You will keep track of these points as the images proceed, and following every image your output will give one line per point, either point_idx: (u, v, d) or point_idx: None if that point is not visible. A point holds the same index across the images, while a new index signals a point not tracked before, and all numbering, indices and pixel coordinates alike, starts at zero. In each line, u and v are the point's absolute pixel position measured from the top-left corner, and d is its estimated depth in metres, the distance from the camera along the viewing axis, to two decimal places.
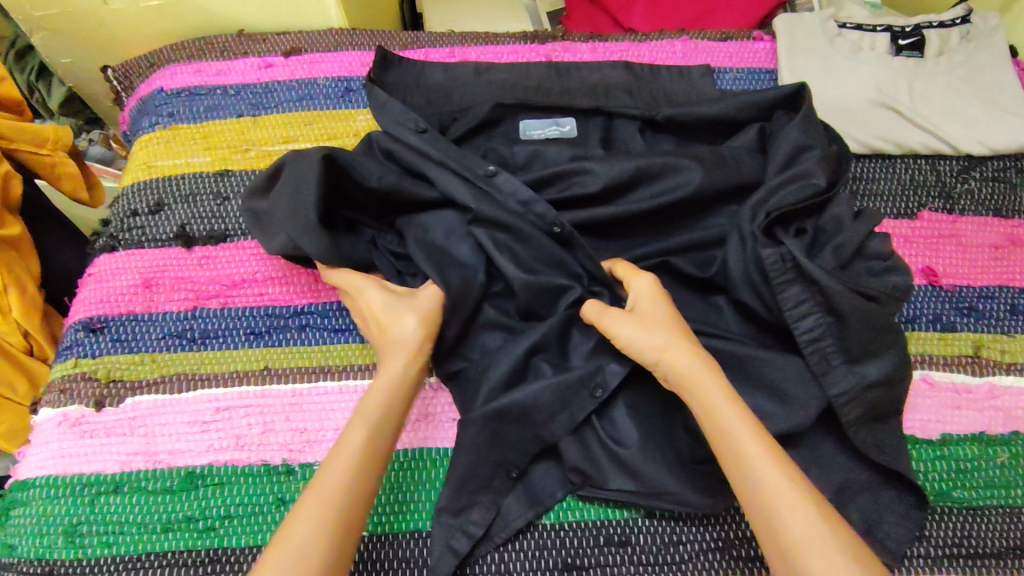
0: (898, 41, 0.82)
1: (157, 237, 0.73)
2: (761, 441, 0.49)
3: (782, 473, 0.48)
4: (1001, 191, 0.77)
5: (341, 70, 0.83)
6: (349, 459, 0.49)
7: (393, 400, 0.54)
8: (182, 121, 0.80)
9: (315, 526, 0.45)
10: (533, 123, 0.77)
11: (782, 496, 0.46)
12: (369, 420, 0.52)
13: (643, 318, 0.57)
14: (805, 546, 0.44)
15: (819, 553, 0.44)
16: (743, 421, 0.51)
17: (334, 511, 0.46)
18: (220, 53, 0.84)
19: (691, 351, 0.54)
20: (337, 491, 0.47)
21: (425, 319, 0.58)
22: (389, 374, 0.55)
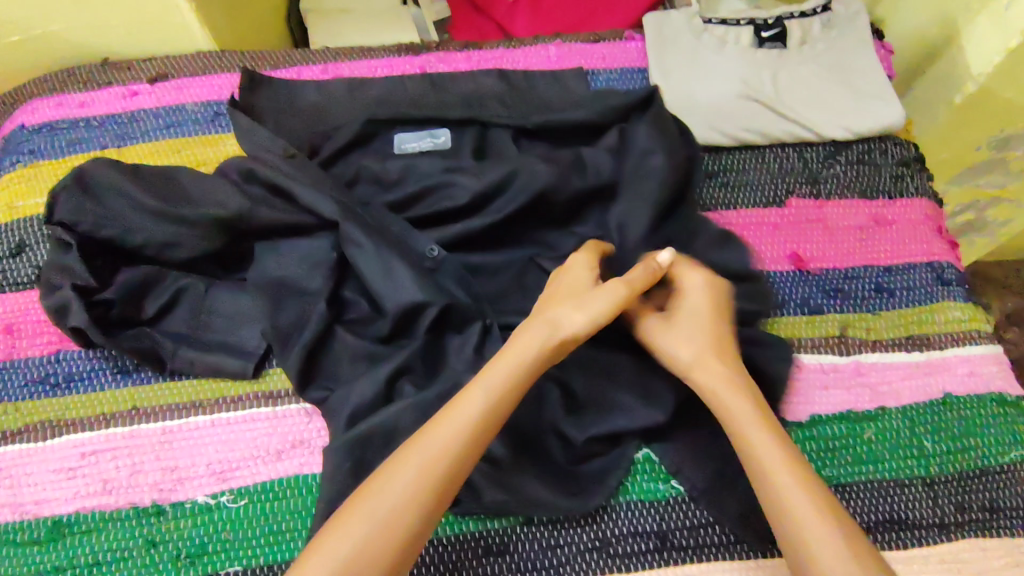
0: (761, 34, 0.84)
1: (17, 281, 0.70)
2: (785, 447, 0.53)
3: (790, 458, 0.52)
4: (866, 173, 0.80)
5: (211, 94, 0.81)
6: (460, 428, 0.51)
7: (511, 379, 0.54)
8: (43, 157, 0.77)
9: (401, 492, 0.48)
10: (408, 137, 0.77)
11: (788, 481, 0.50)
12: (490, 392, 0.53)
13: (682, 325, 0.61)
14: (805, 520, 0.48)
15: (814, 528, 0.47)
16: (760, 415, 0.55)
17: (415, 507, 0.48)
18: (83, 84, 0.82)
19: (727, 371, 0.58)
20: (413, 490, 0.48)
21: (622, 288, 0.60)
22: (503, 361, 0.55)
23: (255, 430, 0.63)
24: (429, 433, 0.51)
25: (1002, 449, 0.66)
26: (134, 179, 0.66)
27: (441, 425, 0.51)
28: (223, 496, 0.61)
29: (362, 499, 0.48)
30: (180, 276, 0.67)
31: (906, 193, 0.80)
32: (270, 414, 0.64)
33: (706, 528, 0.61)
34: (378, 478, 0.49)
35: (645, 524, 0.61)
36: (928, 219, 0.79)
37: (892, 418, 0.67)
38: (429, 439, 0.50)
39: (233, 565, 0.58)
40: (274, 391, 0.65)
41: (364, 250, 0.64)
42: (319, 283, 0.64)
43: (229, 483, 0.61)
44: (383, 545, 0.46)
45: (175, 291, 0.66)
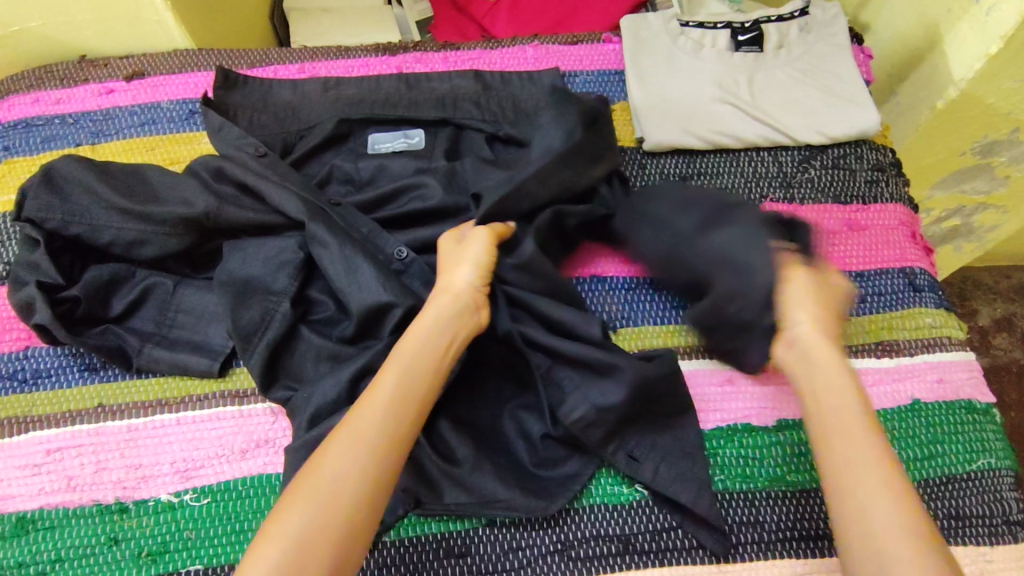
0: (738, 37, 0.83)
1: None
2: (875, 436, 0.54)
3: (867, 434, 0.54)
4: (840, 177, 0.80)
5: (186, 92, 0.81)
6: (385, 402, 0.53)
7: (425, 359, 0.56)
8: (18, 154, 0.77)
9: (341, 471, 0.49)
10: (381, 137, 0.78)
11: (863, 454, 0.53)
12: (406, 363, 0.56)
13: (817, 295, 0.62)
14: (870, 498, 0.50)
15: (876, 504, 0.50)
16: (851, 386, 0.57)
17: (352, 488, 0.49)
18: (60, 81, 0.82)
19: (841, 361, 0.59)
20: (349, 471, 0.49)
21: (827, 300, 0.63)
22: (414, 344, 0.57)
23: (220, 429, 0.63)
24: (353, 420, 0.52)
25: (970, 457, 0.66)
26: (103, 176, 0.66)
27: (365, 406, 0.53)
28: (186, 494, 0.61)
29: (301, 491, 0.48)
30: (149, 274, 0.67)
31: (880, 199, 0.80)
32: (235, 413, 0.64)
33: (669, 532, 0.61)
34: (314, 465, 0.49)
35: (608, 527, 0.61)
36: (902, 224, 0.79)
37: None
38: (357, 422, 0.51)
39: (193, 564, 0.58)
40: (240, 390, 0.65)
41: (325, 252, 0.64)
42: (284, 283, 0.64)
43: (192, 481, 0.61)
44: (324, 525, 0.47)
45: (143, 289, 0.66)
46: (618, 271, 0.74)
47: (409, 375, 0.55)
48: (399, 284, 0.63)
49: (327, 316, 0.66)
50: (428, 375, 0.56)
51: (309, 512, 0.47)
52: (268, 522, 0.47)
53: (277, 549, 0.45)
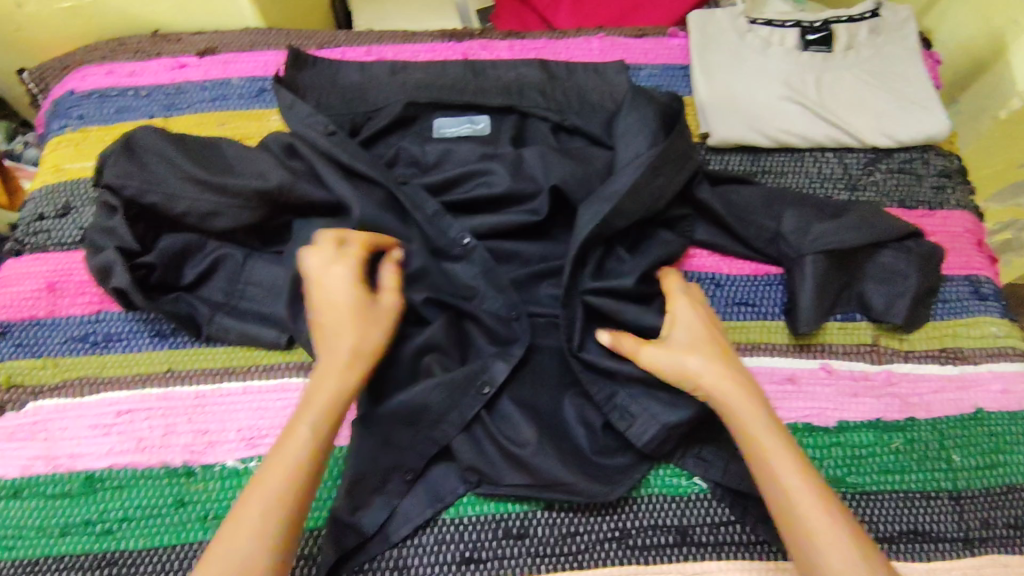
0: (807, 37, 0.83)
1: (63, 240, 0.72)
2: (786, 448, 0.52)
3: (783, 451, 0.52)
4: (906, 181, 0.79)
5: (256, 70, 0.82)
6: (304, 447, 0.52)
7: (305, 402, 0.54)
8: (92, 123, 0.79)
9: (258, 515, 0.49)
10: (447, 121, 0.79)
11: (785, 477, 0.51)
12: (318, 405, 0.54)
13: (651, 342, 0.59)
14: (807, 519, 0.49)
15: (816, 521, 0.49)
16: (739, 387, 0.55)
17: (277, 527, 0.49)
18: (134, 55, 0.84)
19: (728, 373, 0.56)
20: (272, 515, 0.49)
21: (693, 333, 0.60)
22: (329, 383, 0.55)
23: (286, 400, 0.64)
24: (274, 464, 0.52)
25: None
26: (180, 147, 0.67)
27: (287, 446, 0.52)
28: (252, 461, 0.62)
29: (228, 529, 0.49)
30: (220, 246, 0.68)
31: (946, 205, 0.79)
32: (301, 385, 0.65)
33: (727, 526, 0.61)
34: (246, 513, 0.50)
35: (667, 517, 0.61)
36: (968, 232, 0.78)
37: (921, 430, 0.66)
38: (275, 477, 0.51)
39: None
40: (306, 363, 0.66)
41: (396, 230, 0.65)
42: None
43: (258, 449, 0.62)
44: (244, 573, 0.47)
45: (214, 260, 0.67)
46: (699, 263, 0.73)
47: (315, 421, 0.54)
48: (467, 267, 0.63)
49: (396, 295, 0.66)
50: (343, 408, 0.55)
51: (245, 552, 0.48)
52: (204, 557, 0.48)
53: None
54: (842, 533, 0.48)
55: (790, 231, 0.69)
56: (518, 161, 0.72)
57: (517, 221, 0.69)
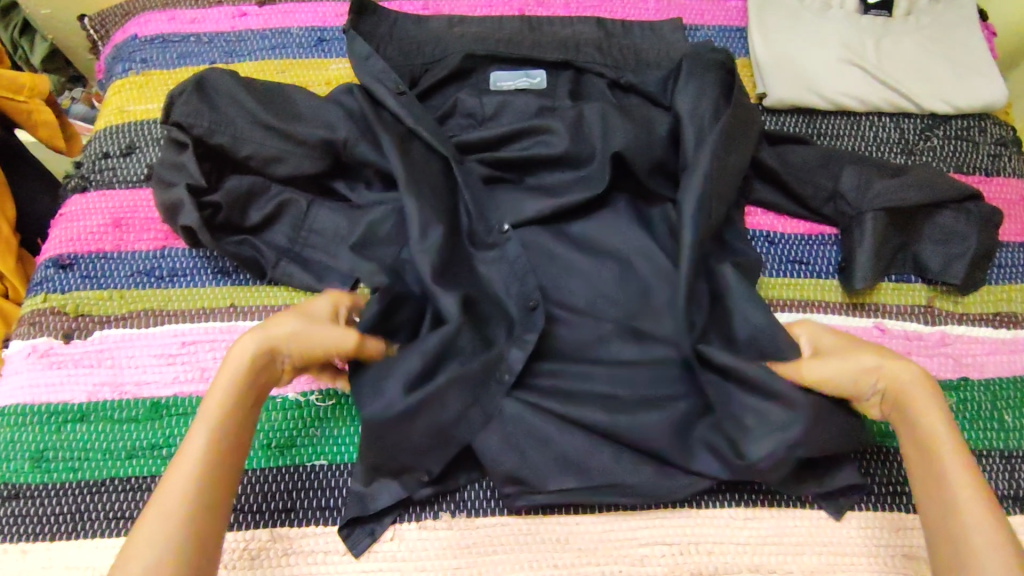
0: (867, 1, 0.82)
1: (128, 178, 0.74)
2: (961, 454, 0.52)
3: (958, 459, 0.52)
4: (963, 148, 0.79)
5: (315, 20, 0.84)
6: (205, 441, 0.50)
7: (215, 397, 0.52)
8: (154, 67, 0.80)
9: (166, 518, 0.46)
10: (503, 75, 0.79)
11: (966, 493, 0.50)
12: (219, 398, 0.52)
13: (833, 351, 0.59)
14: (975, 528, 0.49)
15: (981, 531, 0.48)
16: (923, 392, 0.56)
17: (180, 518, 0.46)
18: (195, 3, 0.85)
19: (911, 370, 0.57)
20: (180, 497, 0.47)
21: (860, 343, 0.60)
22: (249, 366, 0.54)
23: None
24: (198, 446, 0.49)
25: None
26: (253, 90, 0.69)
27: (184, 450, 0.49)
28: (312, 395, 0.63)
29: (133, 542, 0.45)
30: (283, 190, 0.70)
31: (1003, 173, 0.78)
32: None
33: None
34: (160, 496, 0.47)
35: None
36: None
37: (975, 390, 0.66)
38: (177, 475, 0.48)
39: (318, 460, 0.61)
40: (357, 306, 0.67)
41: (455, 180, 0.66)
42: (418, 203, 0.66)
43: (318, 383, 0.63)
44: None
45: (280, 202, 0.69)
46: (753, 223, 0.73)
47: (222, 421, 0.51)
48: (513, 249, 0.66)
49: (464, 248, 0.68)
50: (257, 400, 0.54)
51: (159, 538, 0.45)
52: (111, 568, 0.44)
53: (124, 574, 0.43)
54: (1006, 548, 0.47)
55: (847, 191, 0.70)
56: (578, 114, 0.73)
57: (574, 192, 0.70)
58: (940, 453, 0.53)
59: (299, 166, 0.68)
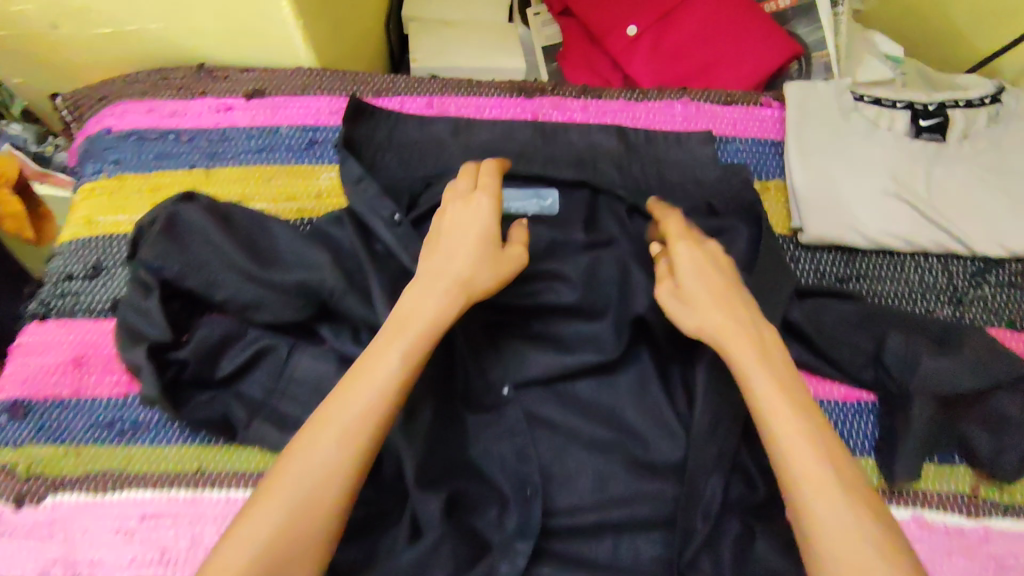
0: (920, 122, 0.74)
1: (91, 307, 0.67)
2: (794, 414, 0.49)
3: (793, 416, 0.49)
4: (1018, 298, 0.71)
5: (308, 117, 0.75)
6: (383, 375, 0.51)
7: (415, 332, 0.53)
8: (128, 169, 0.72)
9: (331, 446, 0.49)
10: (511, 193, 0.70)
11: (803, 458, 0.47)
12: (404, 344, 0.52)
13: (692, 292, 0.55)
14: (817, 494, 0.46)
15: (828, 498, 0.46)
16: (753, 352, 0.52)
17: (348, 445, 0.49)
18: (177, 91, 0.76)
19: (744, 332, 0.53)
20: (353, 425, 0.49)
21: (716, 288, 0.55)
22: (427, 308, 0.54)
23: None
24: (348, 388, 0.50)
25: None
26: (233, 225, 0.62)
27: (364, 376, 0.51)
28: None
29: (290, 464, 0.48)
30: (261, 335, 0.63)
31: None
32: None
33: None
34: (308, 438, 0.49)
35: None
36: None
37: None
38: (353, 396, 0.50)
39: None
40: None
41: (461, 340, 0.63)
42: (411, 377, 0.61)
43: None
44: (304, 513, 0.46)
45: (256, 351, 0.62)
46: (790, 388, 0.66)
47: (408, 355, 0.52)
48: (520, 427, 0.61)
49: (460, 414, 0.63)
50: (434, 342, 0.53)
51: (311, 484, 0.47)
52: (263, 485, 0.48)
53: (275, 521, 0.46)
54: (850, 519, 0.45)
55: (893, 363, 0.63)
56: (591, 260, 0.67)
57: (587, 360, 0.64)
58: (770, 412, 0.49)
59: (280, 317, 0.62)
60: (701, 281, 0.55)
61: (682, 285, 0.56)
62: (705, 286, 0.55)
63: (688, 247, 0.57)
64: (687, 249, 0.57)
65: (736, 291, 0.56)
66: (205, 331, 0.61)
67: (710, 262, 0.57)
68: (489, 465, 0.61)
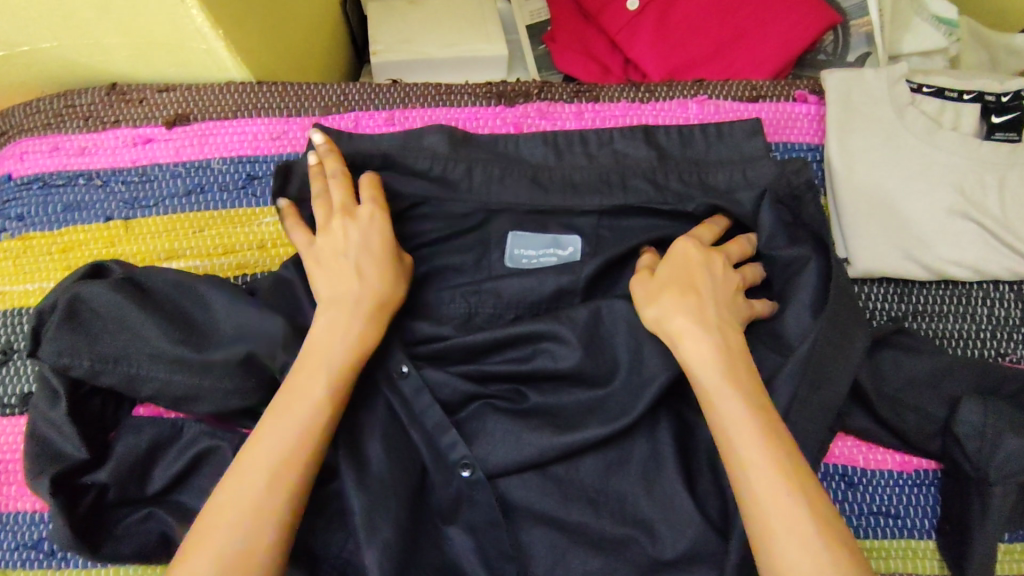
0: (990, 119, 0.60)
1: (2, 401, 0.57)
2: (764, 437, 0.43)
3: (760, 441, 0.43)
4: None
5: (243, 147, 0.63)
6: (298, 419, 0.45)
7: (329, 369, 0.47)
8: (35, 226, 0.61)
9: (242, 501, 0.42)
10: (525, 241, 0.57)
11: (771, 488, 0.41)
12: (321, 380, 0.46)
13: (666, 286, 0.50)
14: (784, 532, 0.40)
15: (797, 538, 0.40)
16: (720, 364, 0.46)
17: (262, 507, 0.42)
18: (83, 121, 0.63)
19: (712, 341, 0.47)
20: (264, 479, 0.42)
21: (692, 286, 0.49)
22: (336, 339, 0.48)
23: None
24: (273, 421, 0.45)
25: None
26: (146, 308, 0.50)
27: (275, 419, 0.45)
28: None
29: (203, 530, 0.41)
30: (198, 436, 0.52)
31: None
32: None
33: None
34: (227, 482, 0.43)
35: None
36: None
37: None
38: (262, 445, 0.44)
39: None
40: None
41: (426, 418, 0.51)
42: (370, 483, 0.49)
43: None
44: None
45: (192, 458, 0.51)
46: (835, 454, 0.56)
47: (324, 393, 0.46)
48: (517, 535, 0.51)
49: (445, 518, 0.51)
50: (352, 370, 0.47)
51: (226, 538, 0.41)
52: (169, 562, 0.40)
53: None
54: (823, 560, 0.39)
55: (963, 433, 0.51)
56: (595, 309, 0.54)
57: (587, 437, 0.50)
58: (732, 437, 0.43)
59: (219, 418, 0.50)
60: (686, 273, 0.50)
61: (658, 275, 0.51)
62: (685, 276, 0.50)
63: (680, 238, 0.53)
64: (679, 240, 0.52)
65: (723, 294, 0.50)
66: (133, 441, 0.52)
67: (702, 251, 0.52)
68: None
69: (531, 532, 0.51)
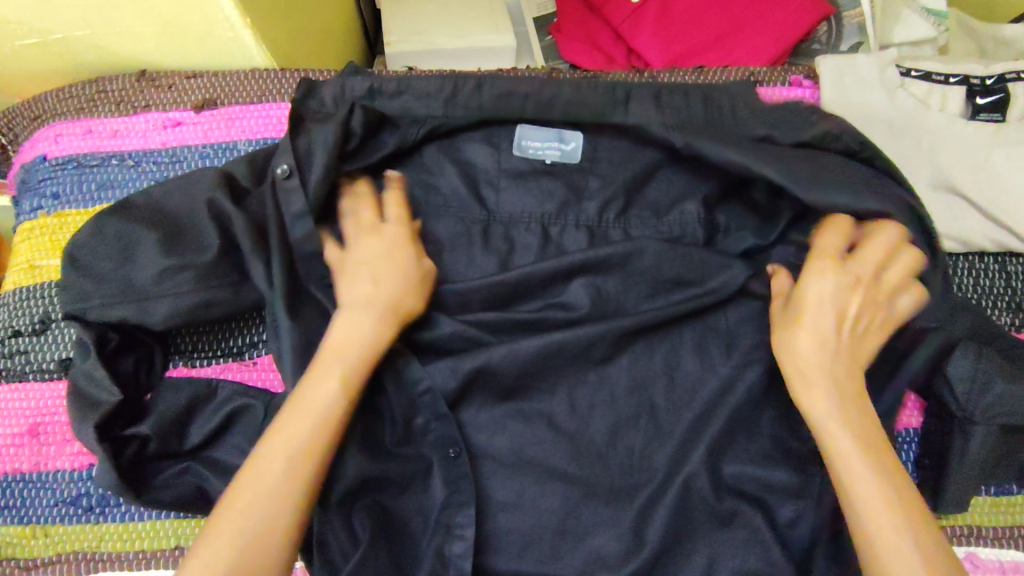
0: (975, 100, 0.64)
1: (42, 367, 0.60)
2: (870, 461, 0.45)
3: (872, 467, 0.45)
4: None
5: (268, 129, 0.66)
6: (323, 407, 0.46)
7: (349, 354, 0.48)
8: (70, 204, 0.65)
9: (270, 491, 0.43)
10: (531, 132, 0.60)
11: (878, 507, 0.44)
12: (345, 366, 0.47)
13: (800, 320, 0.51)
14: (888, 542, 0.43)
15: (900, 556, 0.42)
16: (835, 390, 0.48)
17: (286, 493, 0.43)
18: (115, 105, 0.67)
19: (832, 366, 0.49)
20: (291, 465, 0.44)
21: (828, 325, 0.50)
22: (350, 326, 0.49)
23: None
24: (297, 407, 0.46)
25: None
26: (183, 267, 0.52)
27: (301, 404, 0.46)
28: None
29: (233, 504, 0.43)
30: (231, 395, 0.55)
31: None
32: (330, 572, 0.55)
33: None
34: (255, 459, 0.44)
35: None
36: None
37: None
38: (290, 428, 0.45)
39: None
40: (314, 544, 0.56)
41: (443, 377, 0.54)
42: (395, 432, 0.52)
43: None
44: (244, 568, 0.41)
45: (226, 416, 0.54)
46: None
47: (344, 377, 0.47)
48: (529, 485, 0.53)
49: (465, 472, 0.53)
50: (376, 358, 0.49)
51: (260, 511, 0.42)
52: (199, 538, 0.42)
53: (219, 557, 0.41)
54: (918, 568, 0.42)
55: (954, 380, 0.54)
56: (601, 277, 0.57)
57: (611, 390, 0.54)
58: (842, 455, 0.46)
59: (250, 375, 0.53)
60: (826, 311, 0.51)
61: (794, 304, 0.52)
62: (829, 317, 0.50)
63: (829, 269, 0.51)
64: (824, 261, 0.52)
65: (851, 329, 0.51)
66: (168, 399, 0.54)
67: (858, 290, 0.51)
68: (505, 541, 0.53)
69: (546, 487, 0.53)
